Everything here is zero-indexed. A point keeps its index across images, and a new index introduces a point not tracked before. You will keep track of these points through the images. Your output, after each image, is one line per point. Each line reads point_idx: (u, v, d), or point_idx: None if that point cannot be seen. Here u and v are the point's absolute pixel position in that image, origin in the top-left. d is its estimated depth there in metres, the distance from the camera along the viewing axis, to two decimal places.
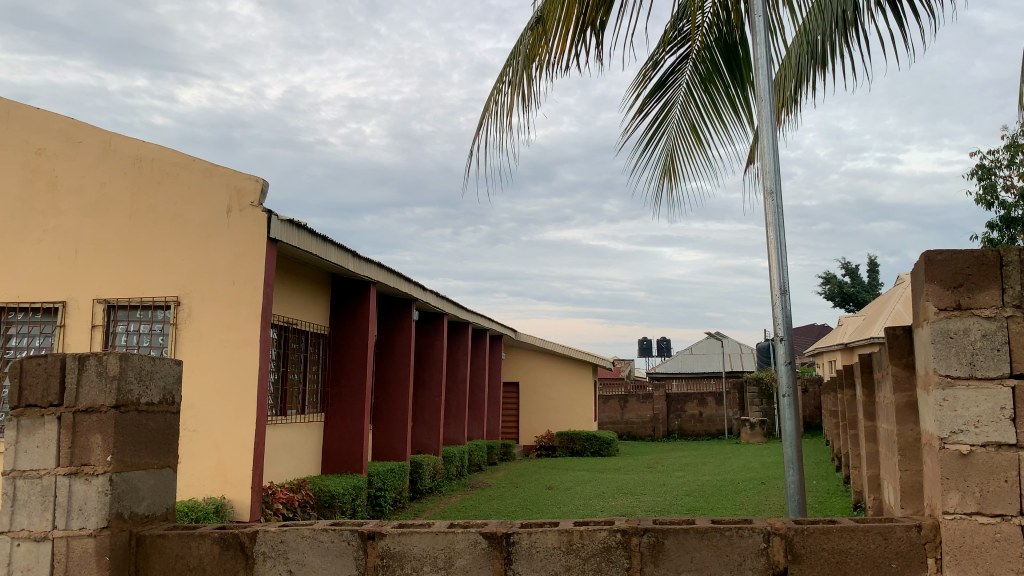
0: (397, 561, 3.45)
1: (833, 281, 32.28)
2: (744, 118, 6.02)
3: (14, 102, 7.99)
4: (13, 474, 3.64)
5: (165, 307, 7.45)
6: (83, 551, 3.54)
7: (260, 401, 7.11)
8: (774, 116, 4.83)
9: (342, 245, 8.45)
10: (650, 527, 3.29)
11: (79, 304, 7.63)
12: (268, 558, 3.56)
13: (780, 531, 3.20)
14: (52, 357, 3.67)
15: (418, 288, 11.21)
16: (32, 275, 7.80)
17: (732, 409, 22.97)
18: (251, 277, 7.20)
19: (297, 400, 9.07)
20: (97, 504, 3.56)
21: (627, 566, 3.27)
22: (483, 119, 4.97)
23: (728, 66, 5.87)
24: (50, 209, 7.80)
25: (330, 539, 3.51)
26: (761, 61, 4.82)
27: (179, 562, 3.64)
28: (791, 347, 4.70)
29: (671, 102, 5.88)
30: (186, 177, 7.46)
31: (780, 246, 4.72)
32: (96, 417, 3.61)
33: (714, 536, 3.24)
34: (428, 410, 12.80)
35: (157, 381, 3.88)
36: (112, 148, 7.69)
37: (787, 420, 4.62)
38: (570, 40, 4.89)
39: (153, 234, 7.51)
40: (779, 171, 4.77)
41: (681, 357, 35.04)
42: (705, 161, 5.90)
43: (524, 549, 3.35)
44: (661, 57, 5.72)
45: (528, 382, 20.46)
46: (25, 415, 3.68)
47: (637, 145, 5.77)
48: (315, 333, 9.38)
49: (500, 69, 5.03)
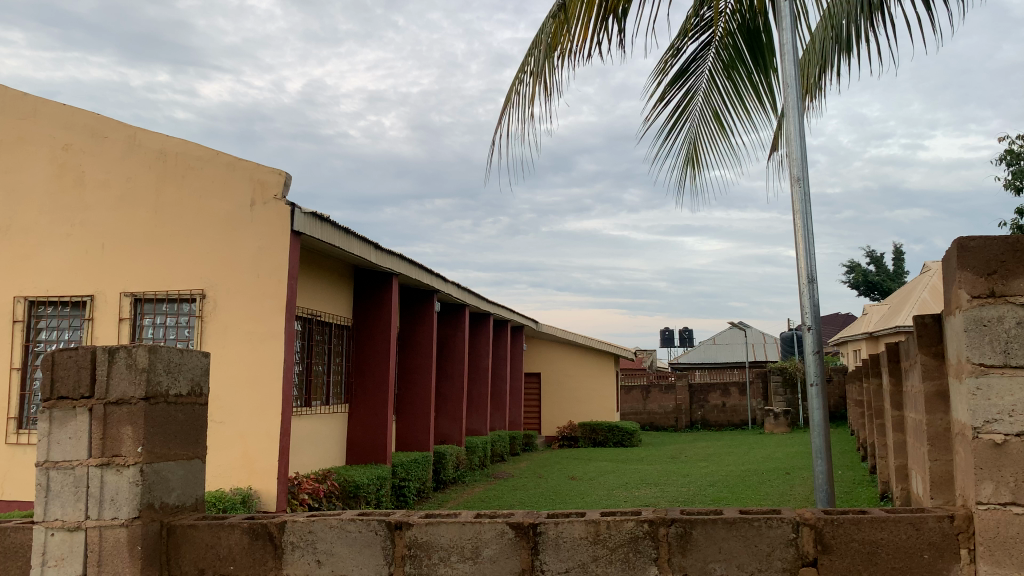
0: (425, 551, 3.47)
1: (857, 270, 31.92)
2: (767, 104, 5.95)
3: (41, 99, 8.09)
4: (47, 465, 3.69)
5: (190, 300, 7.52)
6: (116, 541, 3.59)
7: (285, 393, 7.16)
8: (801, 101, 4.77)
9: (364, 237, 8.48)
10: (677, 517, 3.27)
11: (106, 297, 7.71)
12: (296, 548, 3.59)
13: (810, 521, 3.18)
14: (84, 350, 3.73)
15: (439, 279, 11.22)
16: (60, 268, 7.90)
17: (756, 399, 22.82)
18: (275, 269, 7.23)
19: (322, 391, 9.13)
20: (129, 495, 3.61)
21: (655, 556, 3.26)
22: (506, 109, 4.97)
23: (751, 52, 5.79)
24: (77, 203, 7.90)
25: (357, 528, 3.54)
26: (786, 45, 4.75)
27: (210, 552, 3.68)
28: (819, 335, 4.65)
29: (693, 89, 5.84)
30: (210, 170, 7.50)
31: (807, 235, 4.66)
32: (127, 408, 3.65)
33: (742, 526, 3.22)
34: (450, 401, 12.82)
35: (186, 372, 3.92)
36: (137, 142, 7.76)
37: (815, 410, 4.58)
38: (593, 28, 4.88)
39: (178, 227, 7.57)
40: (805, 158, 4.71)
41: (704, 347, 34.89)
42: (728, 149, 5.86)
43: (551, 539, 3.34)
44: (682, 45, 5.66)
45: (549, 373, 20.43)
46: (57, 407, 3.73)
47: (659, 133, 5.74)
48: (338, 324, 9.44)
49: (522, 59, 5.01)
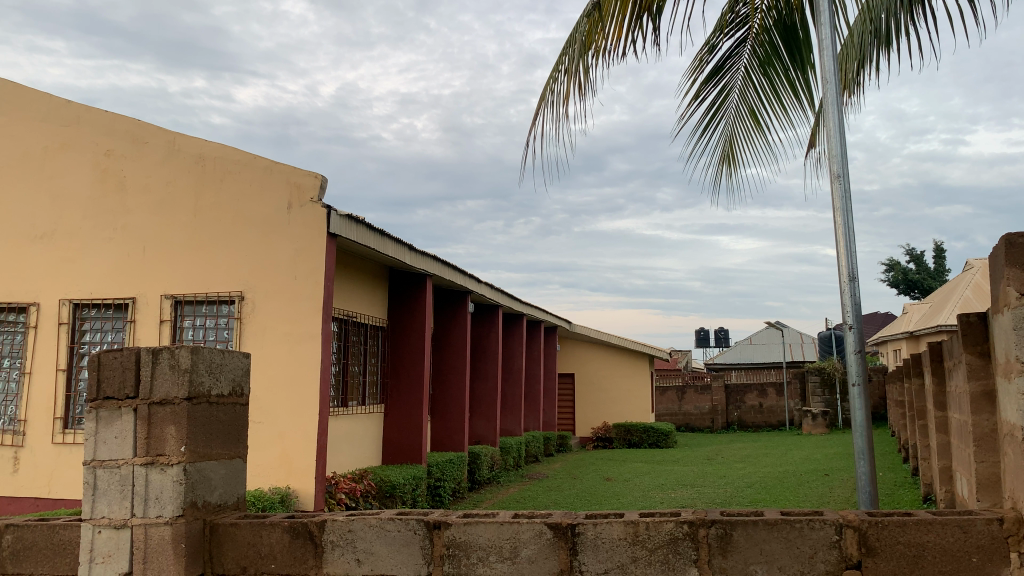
0: (464, 551, 3.48)
1: (896, 268, 31.33)
2: (804, 100, 5.87)
3: (84, 105, 8.27)
4: (94, 464, 3.78)
5: (229, 302, 7.63)
6: (161, 538, 3.65)
7: (322, 393, 7.24)
8: (840, 97, 4.70)
9: (399, 239, 8.54)
10: (718, 518, 3.24)
11: (148, 300, 7.86)
12: (336, 546, 3.62)
13: (854, 523, 3.12)
14: (128, 351, 3.80)
15: (473, 280, 11.26)
16: (103, 271, 8.06)
17: (793, 400, 22.52)
18: (312, 271, 7.31)
19: (358, 391, 9.20)
20: (173, 493, 3.67)
21: (695, 558, 3.23)
22: (540, 108, 4.97)
23: (788, 48, 5.71)
24: (119, 208, 8.06)
25: (396, 528, 3.56)
26: (825, 40, 4.68)
27: (251, 550, 3.72)
28: (861, 334, 4.57)
29: (728, 86, 5.78)
30: (247, 174, 7.61)
31: (847, 232, 4.59)
32: (170, 408, 3.71)
33: (784, 528, 3.17)
34: (485, 401, 12.85)
35: (227, 373, 3.98)
36: (176, 147, 7.89)
37: (857, 410, 4.52)
38: (628, 27, 4.88)
39: (217, 230, 7.69)
40: (845, 154, 4.64)
41: (740, 347, 34.51)
42: (764, 146, 5.79)
43: (589, 540, 3.33)
44: (717, 42, 5.61)
45: (583, 374, 20.37)
46: (103, 407, 3.81)
47: (693, 131, 5.70)
48: (374, 325, 9.51)
49: (556, 58, 5.00)
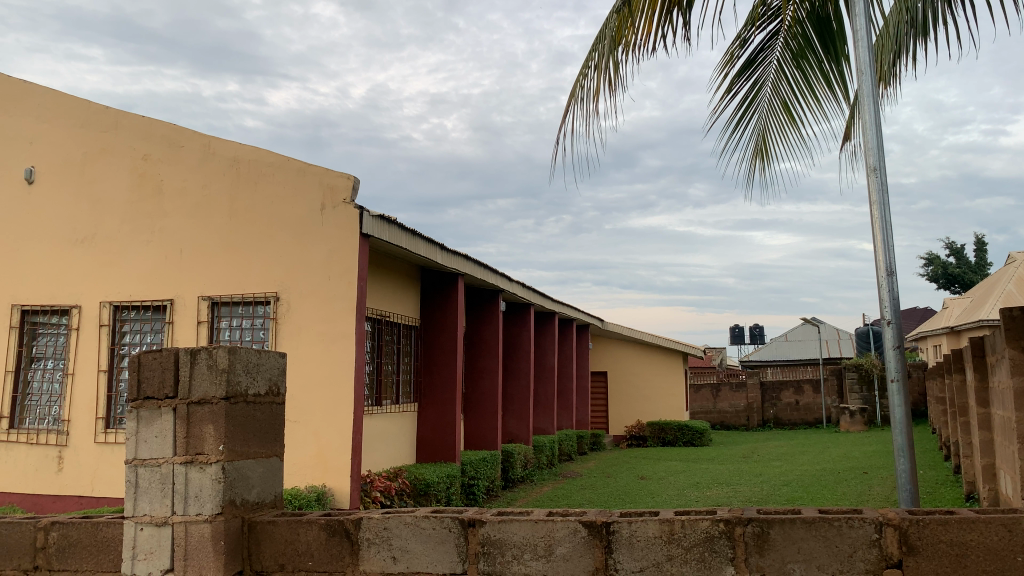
0: (498, 548, 3.49)
1: (936, 262, 30.71)
2: (839, 93, 5.79)
3: (122, 111, 8.43)
4: (135, 462, 3.86)
5: (265, 303, 7.73)
6: (201, 535, 3.71)
7: (357, 391, 7.30)
8: (875, 88, 4.62)
9: (431, 238, 8.57)
10: (754, 516, 3.21)
11: (185, 301, 7.99)
12: (372, 544, 3.65)
13: (893, 521, 3.07)
14: (167, 352, 3.87)
15: (504, 278, 11.26)
16: (142, 273, 8.21)
17: (831, 397, 22.21)
18: (345, 273, 7.37)
19: (392, 390, 9.27)
20: (212, 492, 3.73)
21: (731, 556, 3.20)
22: (570, 104, 4.97)
23: (822, 40, 5.63)
24: (157, 211, 8.21)
25: (431, 526, 3.58)
26: (860, 31, 4.60)
27: (289, 547, 3.77)
28: (899, 329, 4.49)
29: (761, 80, 5.71)
30: (281, 176, 7.70)
31: (885, 226, 4.52)
32: (208, 408, 3.77)
33: (822, 526, 3.13)
34: (517, 398, 12.85)
35: (264, 373, 4.03)
36: (211, 150, 8.01)
37: (896, 407, 4.44)
38: (658, 21, 4.83)
39: (252, 233, 7.79)
40: (882, 147, 4.56)
41: (775, 344, 34.14)
42: (798, 139, 5.71)
43: (624, 538, 3.32)
44: (749, 35, 5.55)
45: (617, 371, 20.30)
46: (144, 407, 3.89)
47: (725, 126, 5.65)
48: (406, 325, 9.57)
49: (586, 55, 4.99)
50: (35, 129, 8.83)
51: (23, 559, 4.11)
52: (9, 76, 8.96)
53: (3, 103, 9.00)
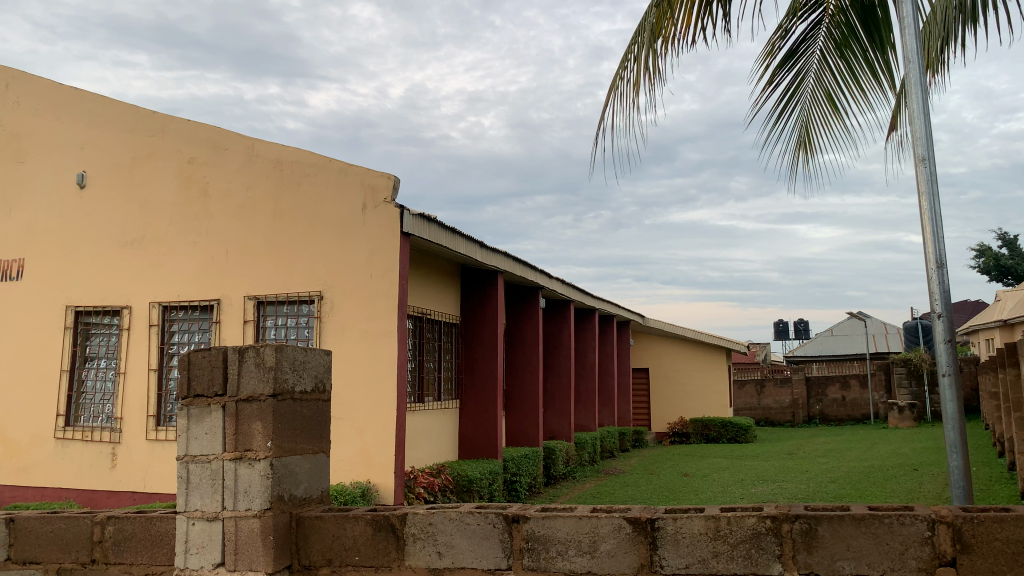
0: (543, 544, 3.49)
1: (988, 253, 29.92)
2: (885, 82, 5.67)
3: (168, 115, 8.62)
4: (187, 458, 3.95)
5: (309, 302, 7.84)
6: (251, 530, 3.78)
7: (400, 389, 7.36)
8: (923, 76, 4.51)
9: (471, 237, 8.61)
10: (802, 513, 3.16)
11: (232, 301, 8.14)
12: (417, 539, 3.69)
13: (947, 519, 3.00)
14: (216, 350, 3.97)
15: (544, 275, 11.27)
16: (190, 274, 8.39)
17: (878, 392, 21.74)
18: (387, 271, 7.44)
19: (434, 387, 9.33)
20: (261, 488, 3.80)
21: (779, 553, 3.17)
22: (610, 98, 4.95)
23: (867, 28, 5.51)
24: (203, 213, 8.39)
25: (476, 521, 3.60)
26: (907, 19, 4.50)
27: (337, 543, 3.83)
28: (950, 323, 4.38)
29: (803, 71, 5.62)
30: (322, 177, 7.79)
31: (934, 217, 4.42)
32: (256, 405, 3.84)
33: (873, 523, 3.08)
34: (558, 395, 12.84)
35: (310, 370, 4.10)
36: (255, 153, 8.15)
37: (948, 402, 4.33)
38: (697, 13, 4.80)
39: (295, 234, 7.90)
40: (931, 137, 4.46)
41: (821, 339, 33.58)
42: (843, 130, 5.62)
43: (669, 534, 3.31)
44: (791, 25, 5.46)
45: (658, 367, 20.19)
46: (194, 405, 3.98)
47: (768, 117, 5.58)
48: (448, 322, 9.63)
49: (625, 49, 4.96)
50: (85, 135, 9.07)
51: (80, 552, 4.23)
52: (60, 83, 9.20)
53: (55, 110, 9.25)
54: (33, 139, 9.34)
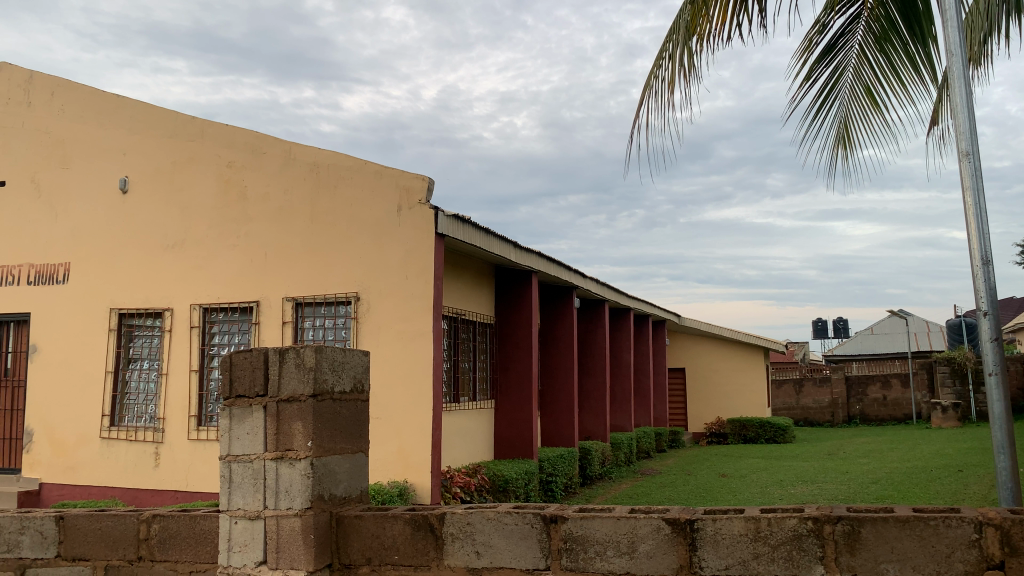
0: (582, 545, 3.49)
1: None
2: (926, 75, 5.55)
3: (207, 120, 8.77)
4: (229, 458, 4.02)
5: (346, 302, 7.92)
6: (291, 529, 3.83)
7: (436, 388, 7.41)
8: (967, 69, 4.41)
9: (505, 237, 8.63)
10: (844, 514, 3.12)
11: (270, 303, 8.25)
12: (456, 539, 3.71)
13: (995, 521, 2.94)
14: (257, 352, 4.03)
15: (578, 275, 11.25)
16: (229, 276, 8.52)
17: (921, 392, 21.30)
18: (422, 272, 7.49)
19: (469, 387, 9.37)
20: (302, 487, 3.85)
21: (821, 554, 3.13)
22: (645, 96, 4.94)
23: (907, 20, 5.38)
24: (242, 216, 8.52)
25: (514, 521, 3.62)
26: (949, 12, 4.40)
27: (376, 542, 3.87)
28: (996, 321, 4.29)
29: (842, 66, 5.54)
30: (358, 180, 7.87)
31: (979, 213, 4.33)
32: (297, 405, 3.89)
33: (918, 525, 3.02)
34: (593, 395, 12.80)
35: (349, 371, 4.14)
36: (292, 156, 8.26)
37: (994, 402, 4.24)
38: (733, 11, 4.76)
39: (332, 236, 7.99)
40: (975, 130, 4.35)
41: (861, 337, 33.02)
42: (882, 125, 5.55)
43: (709, 535, 3.28)
44: (828, 20, 5.38)
45: (694, 367, 20.03)
46: (236, 405, 4.04)
47: (806, 114, 5.53)
48: (482, 323, 9.66)
49: (660, 47, 4.95)
50: (127, 140, 9.27)
51: (128, 549, 4.32)
52: (103, 90, 9.41)
53: (98, 116, 9.46)
54: (77, 145, 9.55)
